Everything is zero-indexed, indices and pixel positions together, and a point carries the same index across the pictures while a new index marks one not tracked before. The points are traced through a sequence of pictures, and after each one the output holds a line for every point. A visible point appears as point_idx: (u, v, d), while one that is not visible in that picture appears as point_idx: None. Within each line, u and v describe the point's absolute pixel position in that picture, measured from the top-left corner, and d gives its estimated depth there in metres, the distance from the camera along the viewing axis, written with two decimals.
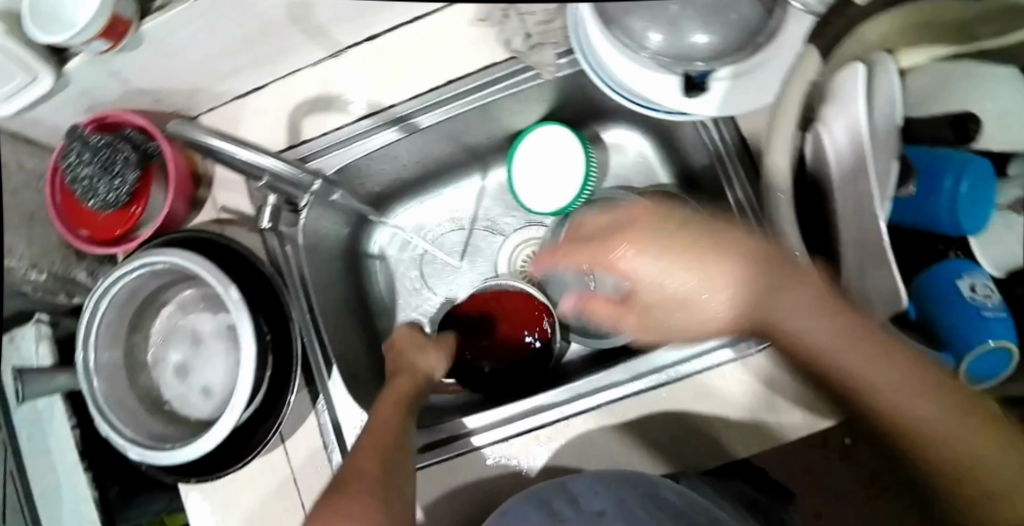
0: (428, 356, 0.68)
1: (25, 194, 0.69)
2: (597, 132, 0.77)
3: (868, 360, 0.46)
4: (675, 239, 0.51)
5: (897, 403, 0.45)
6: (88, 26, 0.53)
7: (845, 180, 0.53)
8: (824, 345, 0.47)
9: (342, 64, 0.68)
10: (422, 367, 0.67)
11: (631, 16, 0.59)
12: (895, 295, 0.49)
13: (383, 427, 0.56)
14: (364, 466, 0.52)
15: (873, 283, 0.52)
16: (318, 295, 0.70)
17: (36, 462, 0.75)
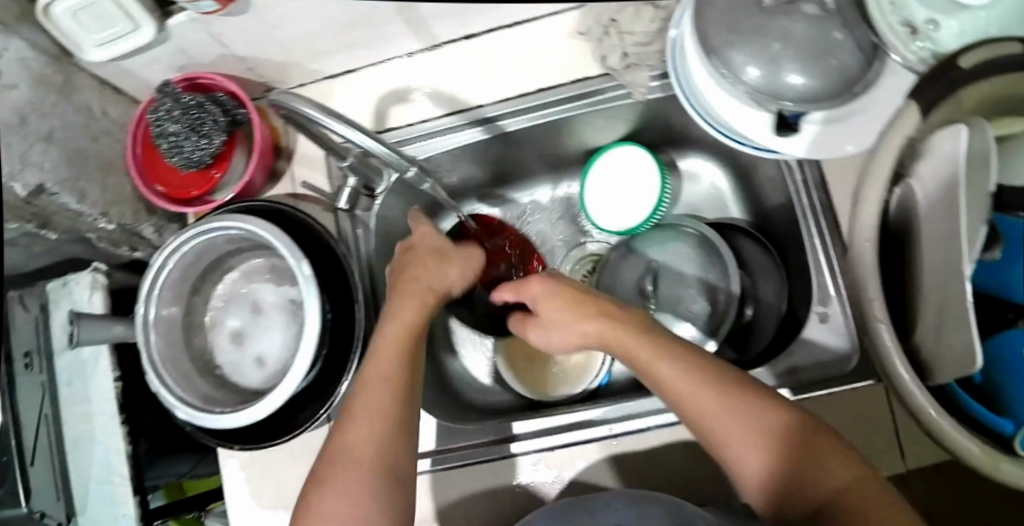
0: (442, 270, 0.62)
1: (106, 141, 0.69)
2: (675, 158, 0.78)
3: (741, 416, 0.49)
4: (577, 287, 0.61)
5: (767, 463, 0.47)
6: None
7: (935, 239, 0.54)
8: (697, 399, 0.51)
9: (436, 59, 0.69)
10: (437, 283, 0.62)
11: (733, 49, 0.60)
12: (967, 357, 0.49)
13: (383, 389, 0.55)
14: (361, 452, 0.52)
15: (944, 346, 0.53)
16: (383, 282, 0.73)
17: (74, 408, 0.76)
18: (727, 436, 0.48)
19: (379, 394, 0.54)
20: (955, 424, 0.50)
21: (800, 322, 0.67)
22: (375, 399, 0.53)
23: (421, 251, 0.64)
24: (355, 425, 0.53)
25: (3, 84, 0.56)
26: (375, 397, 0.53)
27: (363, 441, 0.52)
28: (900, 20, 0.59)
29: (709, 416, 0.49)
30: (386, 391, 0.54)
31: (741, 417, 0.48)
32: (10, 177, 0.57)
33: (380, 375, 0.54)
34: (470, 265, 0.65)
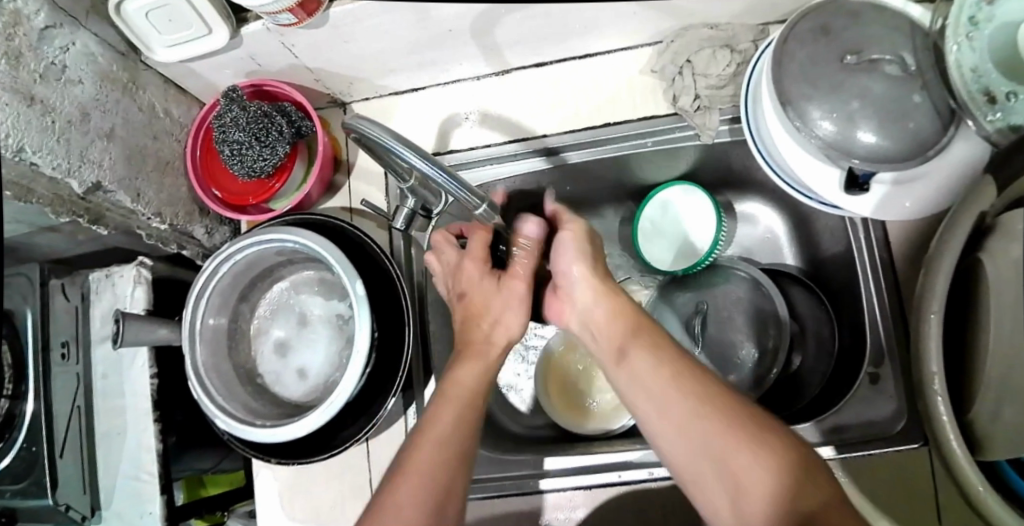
0: (511, 318, 0.64)
1: (165, 141, 0.68)
2: (732, 202, 0.80)
3: (725, 412, 0.49)
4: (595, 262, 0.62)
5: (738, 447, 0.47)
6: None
7: (1003, 314, 0.48)
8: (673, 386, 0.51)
9: (505, 85, 0.73)
10: (506, 329, 0.63)
11: (810, 102, 0.58)
12: None
13: (442, 436, 0.54)
14: (409, 503, 0.50)
15: (1000, 423, 0.49)
16: (435, 305, 0.75)
17: (107, 402, 0.74)
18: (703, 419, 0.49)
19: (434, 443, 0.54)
20: (998, 502, 0.46)
21: (850, 383, 0.66)
22: (434, 458, 0.53)
23: (476, 296, 0.64)
24: (406, 485, 0.51)
25: (69, 80, 0.55)
26: (429, 459, 0.53)
27: (413, 499, 0.51)
28: (980, 87, 0.54)
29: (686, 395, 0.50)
30: (450, 449, 0.54)
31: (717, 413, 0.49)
32: (67, 173, 0.56)
33: (440, 439, 0.54)
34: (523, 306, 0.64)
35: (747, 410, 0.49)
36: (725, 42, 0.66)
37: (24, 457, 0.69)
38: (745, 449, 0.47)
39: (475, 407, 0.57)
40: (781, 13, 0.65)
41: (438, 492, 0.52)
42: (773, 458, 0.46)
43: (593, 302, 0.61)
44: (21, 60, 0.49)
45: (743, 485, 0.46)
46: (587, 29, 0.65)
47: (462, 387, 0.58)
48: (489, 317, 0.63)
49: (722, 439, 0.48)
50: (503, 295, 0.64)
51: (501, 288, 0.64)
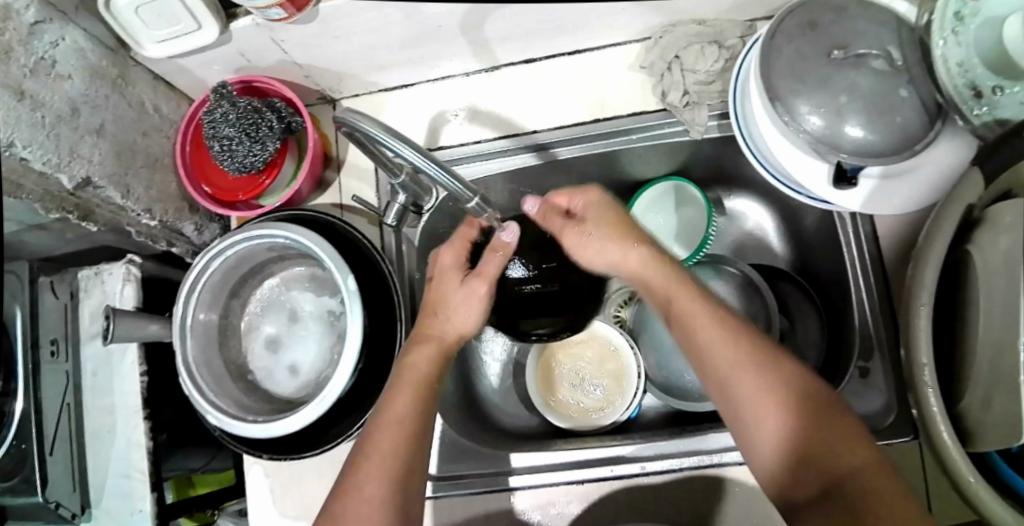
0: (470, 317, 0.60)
1: (155, 137, 0.68)
2: (722, 197, 0.81)
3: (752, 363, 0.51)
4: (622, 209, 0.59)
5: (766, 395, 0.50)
6: None
7: (992, 305, 0.49)
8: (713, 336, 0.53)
9: (495, 81, 0.73)
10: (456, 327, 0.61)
11: (798, 97, 0.58)
12: (1016, 431, 0.46)
13: (395, 420, 0.56)
14: (366, 487, 0.54)
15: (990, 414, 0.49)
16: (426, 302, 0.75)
17: (97, 401, 0.74)
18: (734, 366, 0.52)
19: (389, 431, 0.56)
20: (991, 494, 0.46)
21: (839, 376, 0.66)
22: (387, 459, 0.55)
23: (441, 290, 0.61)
24: (362, 477, 0.54)
25: (59, 75, 0.55)
26: (384, 450, 0.55)
27: (369, 489, 0.54)
28: (966, 82, 0.54)
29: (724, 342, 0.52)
30: (402, 436, 0.56)
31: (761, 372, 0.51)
32: (56, 169, 0.55)
33: (390, 435, 0.55)
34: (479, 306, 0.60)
35: (783, 380, 0.51)
36: (713, 38, 0.67)
37: (13, 455, 0.68)
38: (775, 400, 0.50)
39: (430, 391, 0.58)
40: (768, 10, 0.66)
41: (401, 483, 0.55)
42: (799, 406, 0.50)
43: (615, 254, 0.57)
44: (11, 54, 0.49)
45: (763, 428, 0.50)
46: (577, 25, 0.65)
47: (414, 371, 0.58)
48: (446, 311, 0.60)
49: (752, 388, 0.50)
50: (463, 295, 0.59)
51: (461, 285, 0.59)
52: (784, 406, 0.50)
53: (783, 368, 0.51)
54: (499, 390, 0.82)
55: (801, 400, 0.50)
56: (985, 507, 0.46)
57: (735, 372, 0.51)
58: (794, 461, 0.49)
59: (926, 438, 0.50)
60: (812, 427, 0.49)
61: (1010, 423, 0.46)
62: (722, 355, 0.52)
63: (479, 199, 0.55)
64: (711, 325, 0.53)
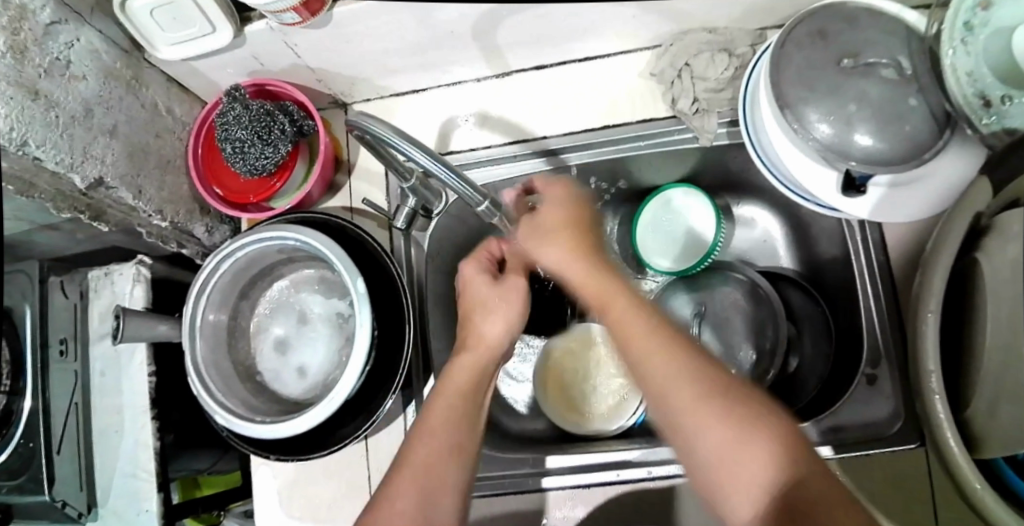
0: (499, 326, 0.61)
1: (167, 138, 0.69)
2: (730, 204, 0.81)
3: (701, 388, 0.47)
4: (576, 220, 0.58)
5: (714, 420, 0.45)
6: None
7: (1001, 312, 0.49)
8: (654, 356, 0.49)
9: (506, 87, 0.73)
10: (489, 336, 0.61)
11: (807, 105, 0.58)
12: None
13: (438, 428, 0.55)
14: (404, 496, 0.51)
15: (999, 422, 0.49)
16: (434, 306, 0.76)
17: (105, 400, 0.74)
18: (682, 393, 0.47)
19: (433, 438, 0.54)
20: (999, 505, 0.46)
21: (847, 384, 0.66)
22: (440, 461, 0.53)
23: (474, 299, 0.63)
24: (399, 486, 0.52)
25: (73, 76, 0.55)
26: (426, 458, 0.53)
27: (405, 499, 0.51)
28: (976, 91, 0.54)
29: (668, 363, 0.48)
30: (447, 444, 0.54)
31: (714, 400, 0.46)
32: (69, 168, 0.56)
33: (441, 433, 0.54)
34: (513, 314, 0.62)
35: (738, 407, 0.45)
36: (723, 45, 0.67)
37: (21, 453, 0.69)
38: (730, 431, 0.45)
39: (474, 403, 0.57)
40: (778, 18, 0.66)
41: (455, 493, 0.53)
42: (759, 436, 0.44)
43: (568, 266, 0.56)
44: (26, 55, 0.50)
45: (725, 467, 0.44)
46: (587, 32, 0.66)
47: (460, 379, 0.58)
48: (482, 319, 0.62)
49: (706, 418, 0.45)
50: (497, 293, 0.62)
51: (500, 292, 0.62)
52: (745, 439, 0.44)
53: (737, 394, 0.46)
54: (509, 392, 0.82)
55: (763, 433, 0.44)
56: (990, 514, 0.46)
57: (685, 398, 0.46)
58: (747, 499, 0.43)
59: (933, 446, 0.50)
60: (782, 464, 0.43)
61: None
62: (671, 379, 0.47)
63: (489, 203, 0.56)
64: (659, 342, 0.49)
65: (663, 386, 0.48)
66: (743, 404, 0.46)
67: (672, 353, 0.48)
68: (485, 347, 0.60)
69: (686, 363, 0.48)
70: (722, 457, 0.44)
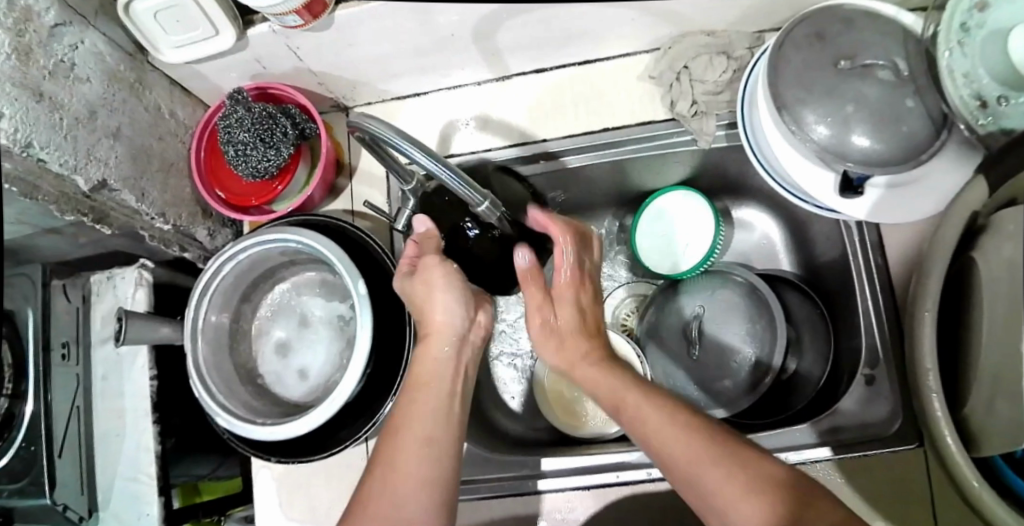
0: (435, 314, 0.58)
1: (170, 142, 0.69)
2: (729, 208, 0.81)
3: (704, 448, 0.49)
4: (564, 260, 0.61)
5: (724, 481, 0.47)
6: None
7: (997, 307, 0.49)
8: (655, 427, 0.52)
9: (505, 91, 0.74)
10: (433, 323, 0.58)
11: (805, 106, 0.59)
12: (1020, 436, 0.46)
13: (399, 422, 0.54)
14: (376, 491, 0.51)
15: (996, 419, 0.49)
16: None
17: (107, 402, 0.74)
18: (693, 462, 0.49)
19: (397, 431, 0.54)
20: (996, 501, 0.46)
21: (846, 385, 0.66)
22: (415, 462, 0.52)
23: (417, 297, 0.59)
24: (372, 486, 0.52)
25: (77, 78, 0.56)
26: (393, 454, 0.53)
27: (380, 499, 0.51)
28: (971, 93, 0.54)
29: (670, 431, 0.51)
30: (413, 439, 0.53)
31: (717, 457, 0.48)
32: (73, 170, 0.56)
33: (410, 444, 0.53)
34: (446, 301, 0.58)
35: (746, 457, 0.48)
36: (722, 49, 0.68)
37: (23, 456, 0.68)
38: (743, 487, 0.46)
39: (432, 394, 0.56)
40: (775, 22, 0.67)
41: (435, 489, 0.52)
42: (766, 487, 0.46)
43: (569, 319, 0.61)
44: (31, 57, 0.50)
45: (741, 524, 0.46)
46: (587, 35, 0.66)
47: (422, 380, 0.57)
48: (422, 303, 0.59)
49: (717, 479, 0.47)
50: (425, 289, 0.58)
51: (418, 279, 0.59)
52: (758, 502, 0.45)
53: (743, 450, 0.49)
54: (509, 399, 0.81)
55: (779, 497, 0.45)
56: (986, 509, 0.46)
57: (705, 468, 0.48)
58: None
59: (934, 446, 0.50)
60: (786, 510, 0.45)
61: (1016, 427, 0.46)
62: (678, 443, 0.50)
63: (489, 203, 0.56)
64: (657, 408, 0.53)
65: (671, 454, 0.50)
66: (746, 459, 0.48)
67: (672, 423, 0.51)
68: (435, 333, 0.58)
69: (687, 426, 0.51)
70: (737, 513, 0.46)
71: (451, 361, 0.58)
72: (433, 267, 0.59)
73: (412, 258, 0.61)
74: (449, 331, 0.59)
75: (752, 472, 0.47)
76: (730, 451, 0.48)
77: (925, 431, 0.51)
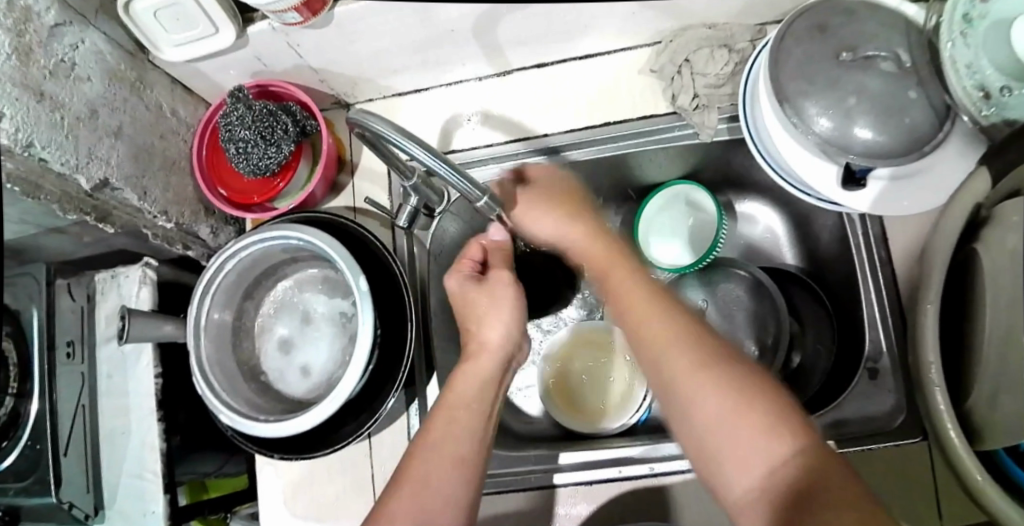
0: (489, 323, 0.62)
1: (171, 140, 0.69)
2: (732, 201, 0.81)
3: (706, 373, 0.47)
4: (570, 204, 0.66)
5: (714, 392, 0.47)
6: None
7: (999, 300, 0.49)
8: (658, 337, 0.51)
9: (506, 86, 0.74)
10: (485, 331, 0.62)
11: (807, 99, 0.58)
12: None
13: (438, 421, 0.56)
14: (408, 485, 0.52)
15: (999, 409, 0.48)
16: (437, 309, 0.76)
17: (111, 401, 0.74)
18: (685, 371, 0.48)
19: (436, 428, 0.55)
20: (999, 492, 0.46)
21: (850, 379, 0.66)
22: (457, 445, 0.54)
23: (471, 299, 0.64)
24: (403, 483, 0.53)
25: (78, 77, 0.56)
26: (425, 455, 0.54)
27: (412, 494, 0.52)
28: (975, 84, 0.54)
29: (677, 347, 0.49)
30: (455, 441, 0.55)
31: (713, 375, 0.47)
32: (74, 169, 0.56)
33: (449, 449, 0.54)
34: (505, 312, 0.63)
35: (741, 376, 0.47)
36: (724, 42, 0.67)
37: (28, 455, 0.68)
38: (736, 407, 0.45)
39: (477, 405, 0.58)
40: (777, 14, 0.66)
41: (463, 481, 0.53)
42: (764, 406, 0.45)
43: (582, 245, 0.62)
44: (31, 56, 0.51)
45: (728, 443, 0.45)
46: (587, 30, 0.66)
47: (467, 383, 0.59)
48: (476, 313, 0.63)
49: (706, 387, 0.47)
50: (488, 297, 0.63)
51: (484, 288, 0.64)
52: (746, 416, 0.45)
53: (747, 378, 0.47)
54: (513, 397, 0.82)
55: (769, 412, 0.45)
56: (988, 501, 0.46)
57: (690, 370, 0.48)
58: (747, 469, 0.44)
59: (938, 440, 0.50)
60: (782, 431, 0.44)
61: None
62: (673, 354, 0.49)
63: (488, 198, 0.56)
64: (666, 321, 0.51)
65: (665, 366, 0.50)
66: (748, 385, 0.46)
67: (684, 342, 0.49)
68: (482, 341, 0.62)
69: (686, 339, 0.50)
70: (726, 433, 0.45)
71: (494, 382, 0.60)
72: (503, 280, 0.64)
73: (477, 261, 0.66)
74: (502, 345, 0.62)
75: (744, 383, 0.47)
76: (729, 371, 0.47)
77: (928, 422, 0.51)
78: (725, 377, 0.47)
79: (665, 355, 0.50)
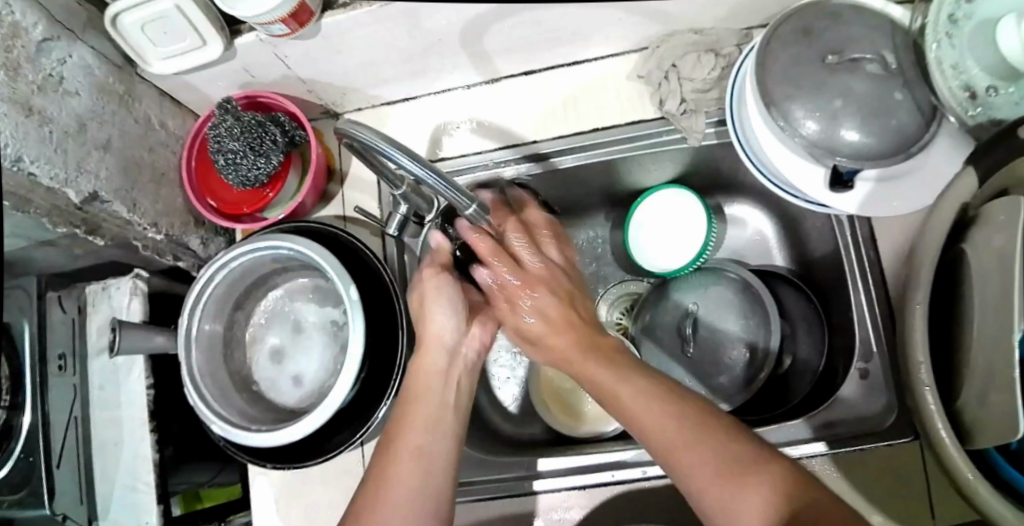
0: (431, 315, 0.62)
1: (160, 152, 0.69)
2: (721, 204, 0.81)
3: (685, 427, 0.52)
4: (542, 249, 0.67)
5: (696, 447, 0.51)
6: (280, 9, 0.51)
7: (987, 300, 0.49)
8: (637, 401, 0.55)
9: (494, 93, 0.74)
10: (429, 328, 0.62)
11: (794, 102, 0.58)
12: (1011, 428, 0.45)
13: (401, 425, 0.58)
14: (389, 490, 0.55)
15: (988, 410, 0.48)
16: None
17: (103, 413, 0.74)
18: (673, 432, 0.52)
19: (406, 434, 0.58)
20: (991, 492, 0.46)
21: (841, 380, 0.66)
22: (428, 446, 0.57)
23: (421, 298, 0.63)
24: (390, 488, 0.55)
25: (66, 91, 0.56)
26: (406, 466, 0.56)
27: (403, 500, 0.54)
28: (961, 84, 0.54)
29: (655, 407, 0.54)
30: (428, 449, 0.57)
31: (692, 431, 0.52)
32: (63, 184, 0.56)
33: (421, 455, 0.56)
34: (435, 301, 0.62)
35: (714, 426, 0.52)
36: (710, 47, 0.68)
37: (22, 468, 0.68)
38: (724, 468, 0.49)
39: (443, 413, 0.60)
40: (762, 18, 0.67)
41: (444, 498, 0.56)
42: (744, 456, 0.49)
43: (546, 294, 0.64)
44: (19, 71, 0.50)
45: (722, 493, 0.49)
46: (574, 36, 0.66)
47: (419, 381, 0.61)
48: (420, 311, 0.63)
49: (689, 443, 0.51)
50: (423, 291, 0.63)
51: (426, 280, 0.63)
52: (741, 474, 0.48)
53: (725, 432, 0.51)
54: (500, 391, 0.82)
55: (754, 468, 0.49)
56: (980, 501, 0.46)
57: (672, 429, 0.52)
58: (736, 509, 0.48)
59: (929, 441, 0.50)
60: (769, 480, 0.48)
61: (1009, 419, 0.45)
62: (654, 416, 0.53)
63: (478, 208, 0.55)
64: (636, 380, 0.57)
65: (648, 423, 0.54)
66: (727, 441, 0.50)
67: (657, 402, 0.54)
68: (429, 340, 0.62)
69: (664, 399, 0.54)
70: (718, 485, 0.49)
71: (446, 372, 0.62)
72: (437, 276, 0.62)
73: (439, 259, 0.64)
74: (442, 340, 0.62)
75: (725, 440, 0.51)
76: (706, 426, 0.52)
77: (919, 424, 0.51)
78: (705, 435, 0.51)
79: (646, 414, 0.54)
